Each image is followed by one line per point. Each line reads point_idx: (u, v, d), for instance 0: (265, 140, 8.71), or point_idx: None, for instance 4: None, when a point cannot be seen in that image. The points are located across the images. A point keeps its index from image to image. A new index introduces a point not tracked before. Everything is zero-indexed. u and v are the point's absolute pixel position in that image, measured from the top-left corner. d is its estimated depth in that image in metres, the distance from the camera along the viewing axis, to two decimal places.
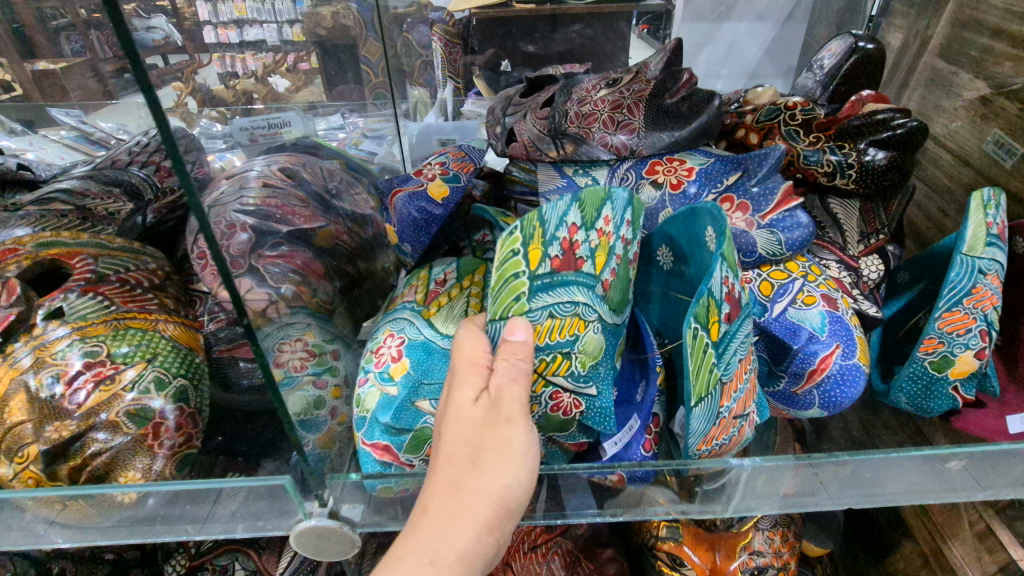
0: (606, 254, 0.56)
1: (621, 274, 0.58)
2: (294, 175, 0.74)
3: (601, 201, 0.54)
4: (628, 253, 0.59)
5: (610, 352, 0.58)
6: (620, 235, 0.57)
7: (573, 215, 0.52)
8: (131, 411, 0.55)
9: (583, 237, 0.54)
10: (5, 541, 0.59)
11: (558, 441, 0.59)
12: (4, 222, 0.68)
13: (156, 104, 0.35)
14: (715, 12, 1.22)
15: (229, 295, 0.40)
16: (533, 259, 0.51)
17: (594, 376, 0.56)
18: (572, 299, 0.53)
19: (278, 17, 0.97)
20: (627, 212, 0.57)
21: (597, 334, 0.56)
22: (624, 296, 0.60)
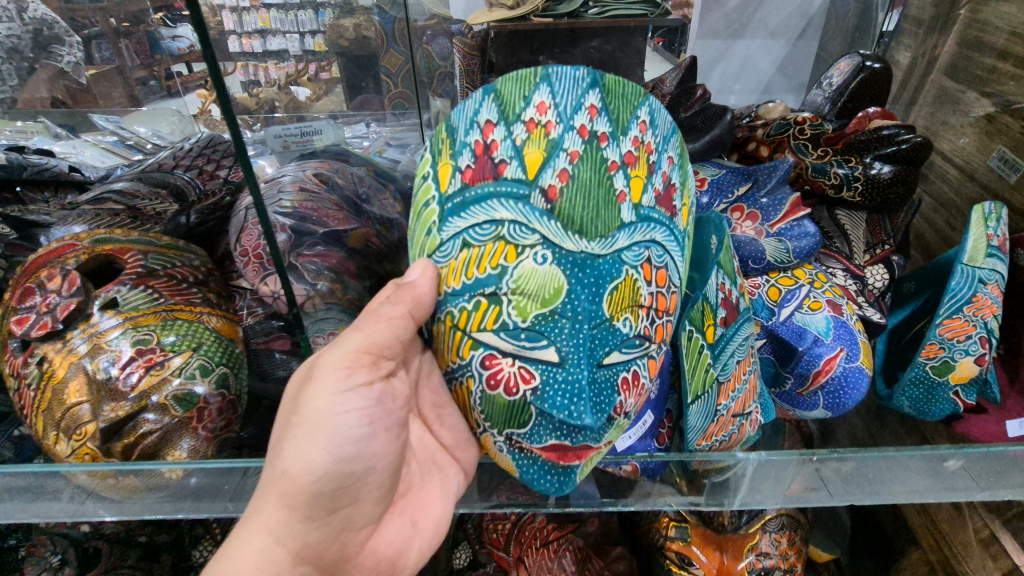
0: (543, 152, 0.49)
1: (587, 178, 0.49)
2: (328, 181, 0.79)
3: (530, 86, 0.51)
4: (601, 148, 0.50)
5: (587, 302, 0.47)
6: (569, 125, 0.50)
7: (486, 114, 0.52)
8: (178, 396, 0.59)
9: (503, 134, 0.50)
10: (53, 514, 0.63)
11: (531, 449, 0.48)
12: (65, 219, 0.74)
13: (226, 102, 0.44)
14: (729, 29, 1.27)
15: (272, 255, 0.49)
16: (443, 179, 0.52)
17: (547, 329, 0.46)
18: (492, 218, 0.49)
19: (301, 28, 0.96)
20: (580, 99, 0.50)
21: (550, 266, 0.47)
22: (616, 211, 0.50)
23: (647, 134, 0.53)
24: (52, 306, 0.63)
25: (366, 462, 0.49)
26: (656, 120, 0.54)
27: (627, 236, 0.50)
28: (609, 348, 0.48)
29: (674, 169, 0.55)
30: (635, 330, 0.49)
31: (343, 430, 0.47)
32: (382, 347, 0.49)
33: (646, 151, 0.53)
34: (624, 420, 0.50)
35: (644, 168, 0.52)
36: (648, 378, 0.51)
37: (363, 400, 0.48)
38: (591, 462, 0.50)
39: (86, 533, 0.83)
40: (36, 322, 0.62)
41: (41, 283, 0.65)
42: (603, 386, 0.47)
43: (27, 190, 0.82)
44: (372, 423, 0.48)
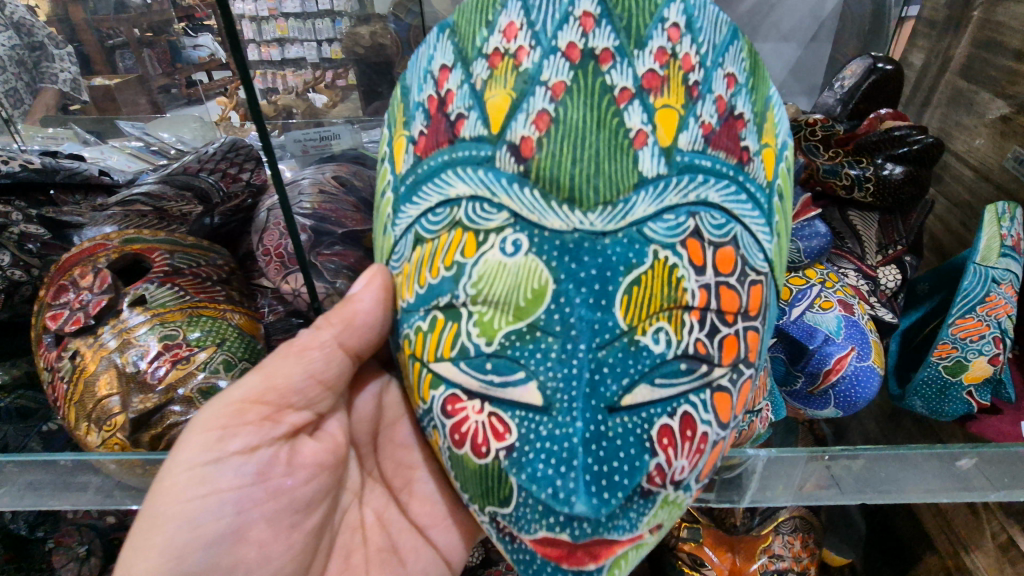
0: (509, 95, 0.45)
1: (577, 119, 0.44)
2: (346, 183, 0.82)
3: (496, 11, 0.47)
4: (602, 72, 0.45)
5: (585, 310, 0.42)
6: (550, 48, 0.45)
7: (443, 60, 0.49)
8: (203, 389, 0.61)
9: (461, 82, 0.47)
10: (83, 502, 0.65)
11: (525, 541, 0.45)
12: (96, 220, 0.77)
13: (252, 97, 0.47)
14: (742, 32, 1.19)
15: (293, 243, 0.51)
16: (399, 155, 0.51)
17: (522, 356, 0.43)
18: (446, 197, 0.47)
19: (317, 37, 1.11)
20: (566, 14, 0.45)
21: (523, 257, 0.43)
22: (631, 161, 0.44)
23: (682, 44, 0.46)
24: (85, 303, 0.65)
25: (226, 572, 0.50)
26: (695, 21, 0.47)
27: (651, 200, 0.44)
28: (633, 381, 0.42)
29: (739, 92, 0.48)
30: (677, 349, 0.44)
31: (200, 522, 0.49)
32: (284, 395, 0.54)
33: (682, 67, 0.46)
34: (678, 494, 0.45)
35: (677, 93, 0.45)
36: (713, 422, 0.45)
37: (234, 477, 0.50)
38: (621, 559, 0.45)
39: (110, 524, 0.85)
40: (70, 318, 0.65)
41: (74, 280, 0.68)
42: (619, 440, 0.42)
43: (59, 193, 0.85)
44: (239, 511, 0.51)
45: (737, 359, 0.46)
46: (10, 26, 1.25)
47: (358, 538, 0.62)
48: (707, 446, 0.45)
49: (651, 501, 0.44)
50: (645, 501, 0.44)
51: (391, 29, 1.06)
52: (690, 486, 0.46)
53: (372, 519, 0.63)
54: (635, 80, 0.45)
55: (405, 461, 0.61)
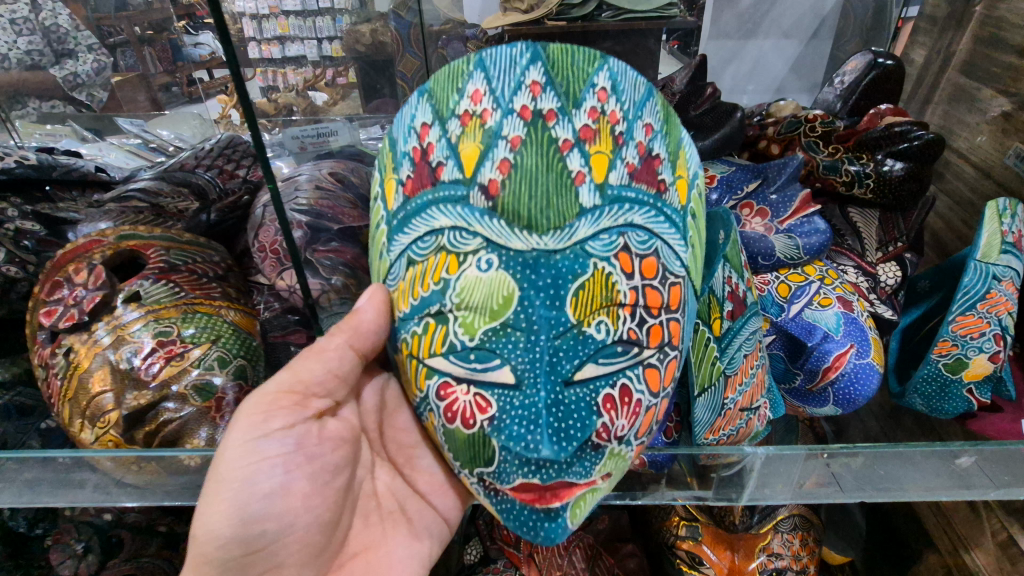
0: (480, 145, 0.46)
1: (532, 164, 0.45)
2: (343, 179, 0.82)
3: (463, 78, 0.48)
4: (549, 127, 0.46)
5: (544, 309, 0.44)
6: (508, 109, 0.46)
7: (423, 116, 0.50)
8: (198, 386, 0.61)
9: (439, 135, 0.48)
10: (79, 499, 0.65)
11: (506, 491, 0.46)
12: (92, 217, 0.77)
13: (242, 89, 0.46)
14: (741, 30, 1.26)
15: (285, 237, 0.50)
16: (390, 195, 0.51)
17: (500, 345, 0.44)
18: (432, 228, 0.47)
19: (320, 35, 1.08)
20: (518, 80, 0.47)
21: (497, 272, 0.45)
22: (573, 196, 0.45)
23: (609, 103, 0.48)
24: (79, 299, 0.65)
25: (278, 522, 0.51)
26: (620, 84, 0.49)
27: (590, 224, 0.45)
28: (582, 361, 0.44)
29: (656, 137, 0.50)
30: (613, 335, 0.45)
31: (255, 483, 0.49)
32: (309, 385, 0.53)
33: (609, 121, 0.48)
34: (620, 446, 0.45)
35: (607, 142, 0.47)
36: (645, 391, 0.46)
37: (280, 446, 0.51)
38: (582, 499, 0.45)
39: (109, 522, 0.85)
40: (63, 314, 0.65)
41: (69, 277, 0.67)
42: (573, 407, 0.43)
43: (56, 190, 0.85)
44: (288, 472, 0.51)
45: (663, 342, 0.47)
46: (36, 31, 1.24)
47: (373, 504, 0.61)
48: (642, 409, 0.46)
49: (601, 453, 0.45)
50: (596, 454, 0.44)
51: (391, 26, 1.16)
52: (629, 440, 0.46)
53: (382, 489, 0.62)
54: (574, 133, 0.46)
55: (406, 442, 0.60)
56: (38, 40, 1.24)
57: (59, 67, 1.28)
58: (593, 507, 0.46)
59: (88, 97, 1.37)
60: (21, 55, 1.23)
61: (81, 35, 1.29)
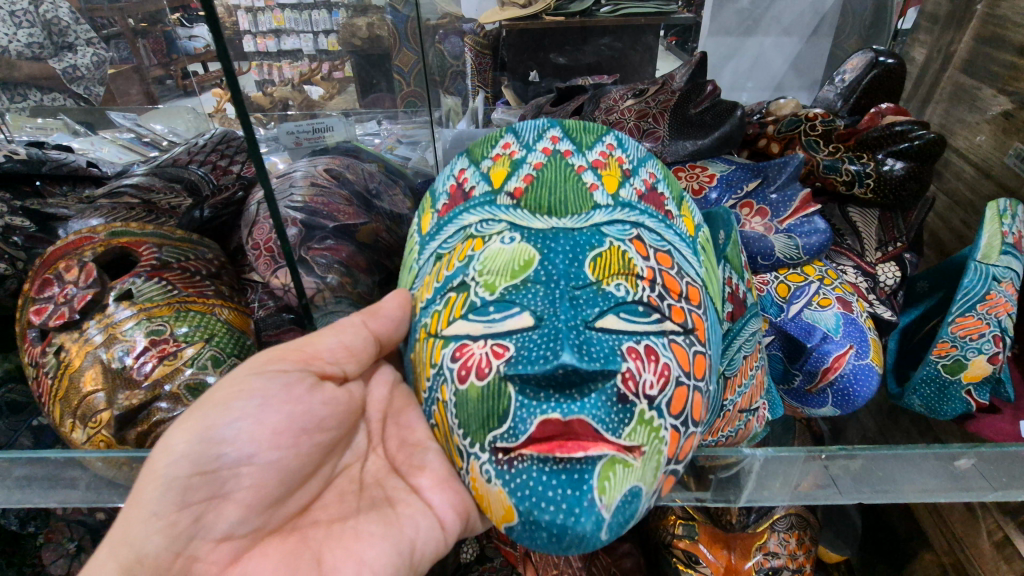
0: (508, 168, 0.54)
1: (551, 177, 0.52)
2: (339, 176, 0.80)
3: (495, 137, 0.58)
4: (566, 159, 0.54)
5: (563, 264, 0.46)
6: (532, 148, 0.55)
7: (460, 163, 0.58)
8: (190, 385, 0.60)
9: (472, 170, 0.56)
10: (69, 499, 0.64)
11: (522, 450, 0.41)
12: (82, 212, 0.76)
13: (234, 82, 0.45)
14: (742, 26, 1.29)
15: (278, 235, 0.49)
16: (425, 224, 0.57)
17: (519, 296, 0.44)
18: (461, 226, 0.52)
19: (314, 28, 1.02)
20: (540, 133, 0.56)
21: (518, 243, 0.48)
22: (586, 197, 0.51)
23: (618, 151, 0.56)
24: (69, 297, 0.64)
25: (238, 448, 0.48)
26: (628, 143, 0.57)
27: (604, 214, 0.50)
28: (602, 310, 0.43)
29: (661, 182, 0.56)
30: (634, 296, 0.45)
31: (229, 406, 0.48)
32: (319, 351, 0.55)
33: (619, 162, 0.55)
34: (650, 412, 0.42)
35: (617, 170, 0.54)
36: (674, 362, 0.44)
37: (266, 382, 0.50)
38: (612, 466, 0.40)
39: (100, 521, 0.84)
40: (54, 312, 0.64)
41: (59, 274, 0.66)
42: (596, 346, 0.42)
43: (46, 185, 0.83)
44: (264, 403, 0.50)
45: (688, 325, 0.46)
46: (37, 24, 1.22)
47: (353, 487, 0.57)
48: (672, 377, 0.43)
49: (630, 410, 0.41)
50: (623, 409, 0.41)
51: (387, 19, 1.12)
52: (664, 416, 0.42)
53: (370, 478, 0.59)
54: (589, 162, 0.54)
55: (410, 439, 0.57)
56: (38, 33, 1.23)
57: (59, 58, 1.27)
58: (625, 491, 0.40)
59: (85, 90, 1.34)
60: (21, 47, 1.23)
61: (80, 29, 1.27)
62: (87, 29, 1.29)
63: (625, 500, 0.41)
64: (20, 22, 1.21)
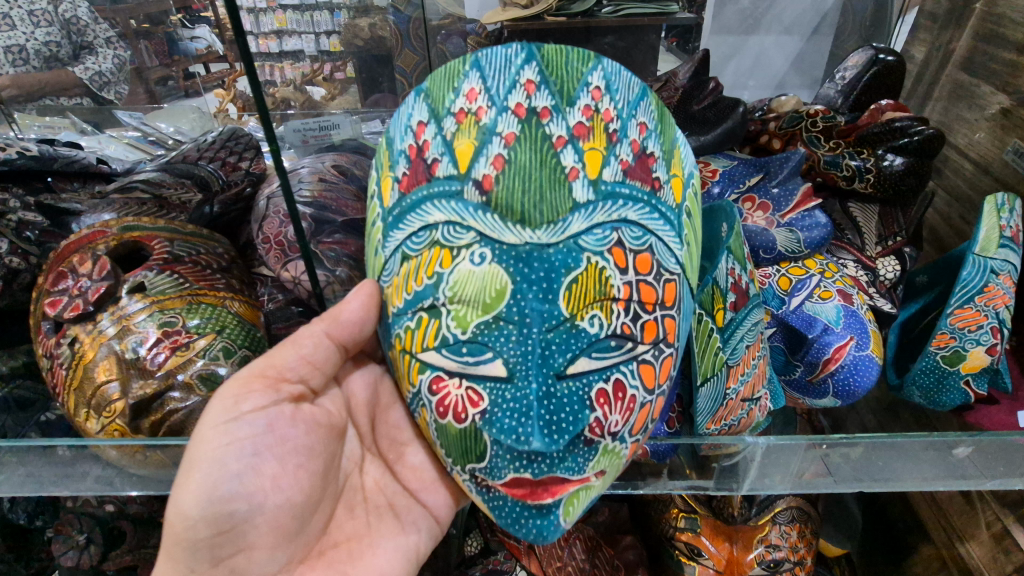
0: (475, 143, 0.48)
1: (526, 160, 0.47)
2: (346, 172, 0.82)
3: (459, 77, 0.50)
4: (542, 124, 0.48)
5: (536, 303, 0.44)
6: (502, 107, 0.48)
7: (419, 115, 0.51)
8: (203, 375, 0.61)
9: (434, 131, 0.50)
10: (82, 488, 0.65)
11: (497, 487, 0.46)
12: (95, 207, 0.77)
13: (253, 79, 0.47)
14: (743, 24, 1.26)
15: (287, 206, 0.51)
16: (386, 192, 0.52)
17: (492, 339, 0.44)
18: (426, 224, 0.48)
19: (316, 29, 1.11)
20: (513, 80, 0.49)
21: (490, 266, 0.45)
22: (566, 191, 0.46)
23: (602, 102, 0.50)
24: (84, 289, 0.65)
25: (249, 501, 0.50)
26: (613, 82, 0.51)
27: (583, 218, 0.46)
28: (575, 355, 0.44)
29: (650, 136, 0.51)
30: (607, 329, 0.45)
31: (225, 463, 0.49)
32: (282, 370, 0.55)
33: (603, 119, 0.49)
34: (614, 443, 0.46)
35: (601, 138, 0.49)
36: (640, 387, 0.46)
37: (250, 427, 0.51)
38: (576, 495, 0.45)
39: (110, 514, 0.82)
40: (68, 304, 0.65)
41: (73, 267, 0.68)
42: (566, 400, 0.44)
43: (58, 181, 0.85)
44: (257, 451, 0.51)
45: (659, 337, 0.47)
46: (56, 24, 1.29)
47: (358, 498, 0.61)
48: (637, 405, 0.46)
49: (595, 449, 0.45)
50: (588, 450, 0.45)
51: (390, 20, 1.18)
52: (625, 439, 0.46)
53: (370, 483, 0.62)
54: (568, 129, 0.48)
55: (398, 439, 0.60)
56: (56, 31, 1.29)
57: (82, 67, 1.31)
58: (586, 507, 0.47)
59: (113, 95, 1.38)
60: (39, 45, 1.29)
61: (98, 27, 1.32)
62: (105, 28, 1.33)
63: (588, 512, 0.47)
64: (38, 21, 1.28)
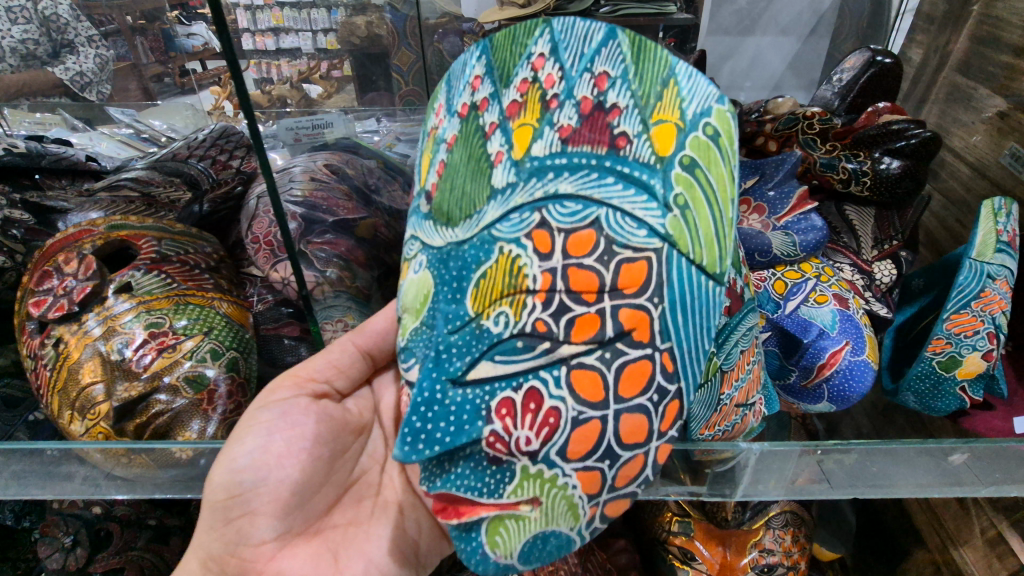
0: (430, 161, 0.53)
1: (459, 161, 0.48)
2: (338, 171, 0.80)
3: (438, 94, 0.54)
4: (479, 117, 0.48)
5: (445, 304, 0.46)
6: (453, 113, 0.51)
7: (421, 137, 0.57)
8: (190, 377, 0.60)
9: (419, 155, 0.56)
10: (64, 491, 0.63)
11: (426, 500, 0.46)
12: (82, 205, 0.76)
13: (241, 85, 0.46)
14: (740, 25, 1.25)
15: (275, 210, 0.50)
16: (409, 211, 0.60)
17: (417, 336, 0.48)
18: (406, 240, 0.55)
19: (313, 27, 1.09)
20: (463, 81, 0.50)
21: (423, 272, 0.50)
22: (486, 181, 0.46)
23: (545, 67, 0.44)
24: (69, 289, 0.64)
25: (254, 473, 0.52)
26: (563, 39, 0.44)
27: (498, 206, 0.44)
28: (474, 358, 0.42)
29: (615, 85, 0.42)
30: (514, 327, 0.42)
31: (243, 437, 0.54)
32: (310, 372, 0.62)
33: (541, 87, 0.44)
34: (535, 467, 0.41)
35: (533, 110, 0.44)
36: (569, 398, 0.40)
37: (269, 413, 0.56)
38: (499, 524, 0.42)
39: (97, 515, 0.81)
40: (53, 304, 0.64)
41: (58, 266, 0.66)
42: (456, 408, 0.41)
43: (45, 178, 0.83)
44: (270, 433, 0.54)
45: (603, 335, 0.40)
46: (34, 20, 1.27)
47: (370, 493, 0.62)
48: (563, 421, 0.40)
49: (506, 471, 0.42)
50: (499, 471, 0.42)
51: (386, 19, 1.16)
52: (559, 464, 0.41)
53: (386, 481, 0.63)
54: (502, 112, 0.46)
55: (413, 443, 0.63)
56: (34, 29, 1.28)
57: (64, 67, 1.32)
58: (523, 541, 0.42)
59: (97, 95, 1.39)
60: (15, 43, 1.28)
61: (79, 26, 1.31)
62: (88, 26, 1.32)
63: (528, 546, 0.43)
64: (16, 17, 1.26)
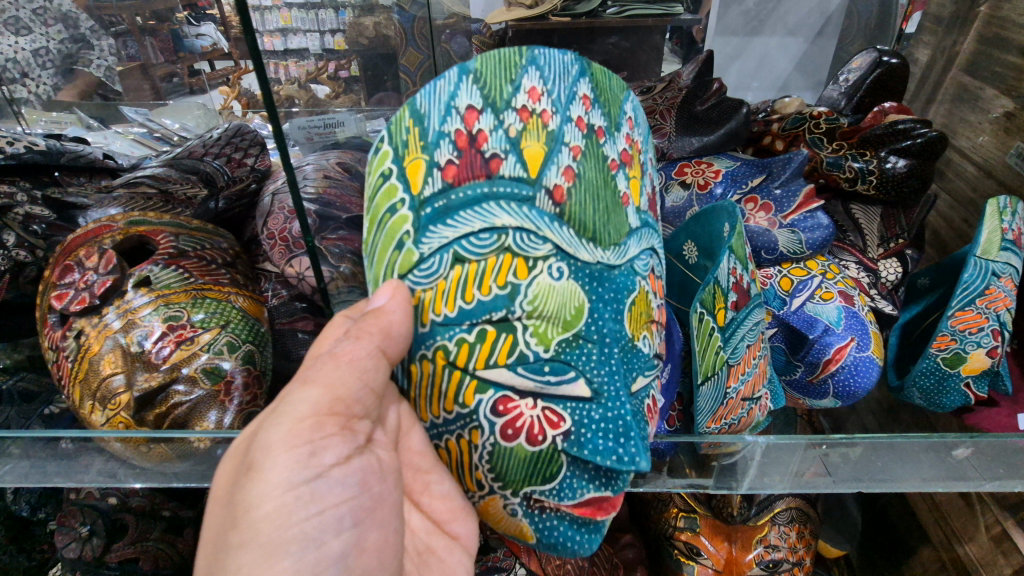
0: (546, 150, 0.47)
1: (593, 177, 0.49)
2: (350, 169, 0.82)
3: (517, 70, 0.48)
4: (600, 144, 0.50)
5: (611, 322, 0.47)
6: (566, 116, 0.48)
7: (470, 98, 0.46)
8: (207, 368, 0.62)
9: (495, 124, 0.46)
10: (84, 479, 0.65)
11: (564, 507, 0.48)
12: (102, 202, 0.78)
13: (262, 70, 0.45)
14: (748, 26, 1.27)
15: (294, 201, 0.49)
16: (414, 177, 0.46)
17: (574, 356, 0.46)
18: (490, 226, 0.45)
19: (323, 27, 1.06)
20: (572, 91, 0.49)
21: (569, 281, 0.46)
22: (623, 216, 0.51)
23: (634, 132, 0.55)
24: (90, 283, 0.66)
25: None
26: (638, 118, 0.56)
27: (635, 243, 0.52)
28: (637, 372, 0.49)
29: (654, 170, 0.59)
30: (652, 349, 0.52)
31: (324, 541, 0.39)
32: (350, 405, 0.43)
33: (636, 151, 0.55)
34: None
35: (637, 169, 0.54)
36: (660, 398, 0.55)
37: (344, 488, 0.40)
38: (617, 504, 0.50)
39: (112, 506, 0.81)
40: (75, 297, 0.65)
41: (79, 261, 0.68)
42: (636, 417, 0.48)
43: (63, 175, 0.85)
44: (357, 522, 0.41)
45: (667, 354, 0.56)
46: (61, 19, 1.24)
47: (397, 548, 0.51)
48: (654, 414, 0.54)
49: None
50: None
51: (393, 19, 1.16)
52: None
53: None
54: (617, 153, 0.52)
55: (420, 465, 0.50)
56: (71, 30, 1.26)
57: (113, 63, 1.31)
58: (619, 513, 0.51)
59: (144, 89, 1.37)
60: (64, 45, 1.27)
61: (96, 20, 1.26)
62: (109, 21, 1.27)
63: None
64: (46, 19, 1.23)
